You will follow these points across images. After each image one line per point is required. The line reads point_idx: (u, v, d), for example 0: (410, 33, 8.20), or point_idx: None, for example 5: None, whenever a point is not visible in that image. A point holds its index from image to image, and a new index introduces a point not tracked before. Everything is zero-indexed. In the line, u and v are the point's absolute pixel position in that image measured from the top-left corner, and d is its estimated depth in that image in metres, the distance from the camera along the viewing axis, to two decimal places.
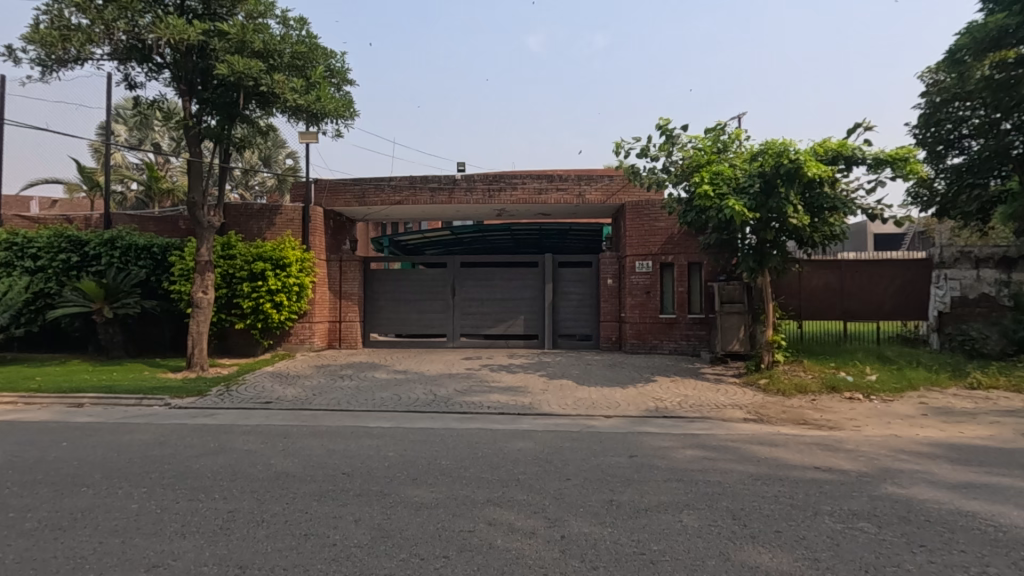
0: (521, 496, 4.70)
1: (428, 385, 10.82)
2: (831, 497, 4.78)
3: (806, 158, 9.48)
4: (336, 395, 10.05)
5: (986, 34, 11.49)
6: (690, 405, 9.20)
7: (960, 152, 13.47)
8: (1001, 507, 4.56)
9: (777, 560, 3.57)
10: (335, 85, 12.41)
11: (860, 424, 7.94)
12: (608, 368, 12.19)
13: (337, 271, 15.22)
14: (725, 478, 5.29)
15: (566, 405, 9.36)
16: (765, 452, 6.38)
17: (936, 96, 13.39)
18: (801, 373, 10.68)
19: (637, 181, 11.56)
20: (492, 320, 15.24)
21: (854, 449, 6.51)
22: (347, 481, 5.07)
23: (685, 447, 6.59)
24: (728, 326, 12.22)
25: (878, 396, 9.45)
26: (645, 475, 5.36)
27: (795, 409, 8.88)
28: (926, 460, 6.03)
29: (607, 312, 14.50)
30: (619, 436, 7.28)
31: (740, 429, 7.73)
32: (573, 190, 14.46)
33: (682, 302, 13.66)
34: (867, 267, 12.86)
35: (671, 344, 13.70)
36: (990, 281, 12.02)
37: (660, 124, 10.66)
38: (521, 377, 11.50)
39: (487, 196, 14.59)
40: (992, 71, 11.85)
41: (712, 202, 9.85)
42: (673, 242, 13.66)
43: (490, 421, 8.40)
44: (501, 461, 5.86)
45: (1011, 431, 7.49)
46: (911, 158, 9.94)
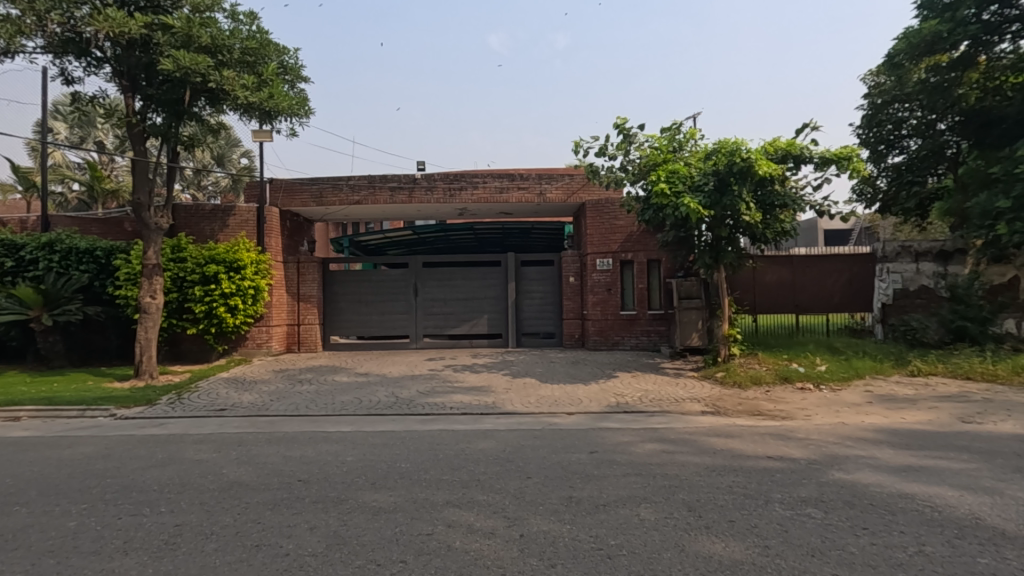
0: (481, 496, 4.67)
1: (391, 388, 10.68)
2: (782, 484, 4.96)
3: (756, 157, 9.81)
4: (294, 400, 9.80)
5: (922, 40, 12.05)
6: (650, 400, 9.36)
7: (900, 152, 14.18)
8: (938, 489, 4.80)
9: (730, 549, 3.66)
10: (289, 83, 12.05)
11: (810, 413, 8.26)
12: (571, 365, 12.29)
13: (295, 272, 14.85)
14: (682, 471, 5.41)
15: (529, 403, 9.38)
16: (721, 444, 6.55)
17: (878, 99, 13.90)
18: (756, 365, 11.03)
19: (596, 180, 11.69)
20: (455, 321, 15.18)
21: (804, 438, 6.76)
22: (303, 488, 4.93)
23: (644, 442, 6.71)
24: (687, 321, 12.48)
25: (827, 385, 9.86)
26: (605, 471, 5.42)
27: (750, 400, 9.14)
28: (871, 446, 6.31)
29: (570, 310, 14.62)
30: (580, 433, 7.35)
31: (698, 423, 7.93)
32: (534, 188, 14.49)
33: (642, 299, 13.89)
34: (817, 262, 13.36)
35: (632, 340, 13.92)
36: (929, 274, 12.73)
37: (618, 123, 10.80)
38: (485, 376, 11.48)
39: (448, 194, 14.47)
40: (928, 75, 12.70)
41: (669, 201, 10.07)
42: (632, 240, 13.89)
43: (452, 422, 8.35)
44: (461, 462, 5.81)
45: (948, 415, 7.93)
46: (855, 157, 10.36)
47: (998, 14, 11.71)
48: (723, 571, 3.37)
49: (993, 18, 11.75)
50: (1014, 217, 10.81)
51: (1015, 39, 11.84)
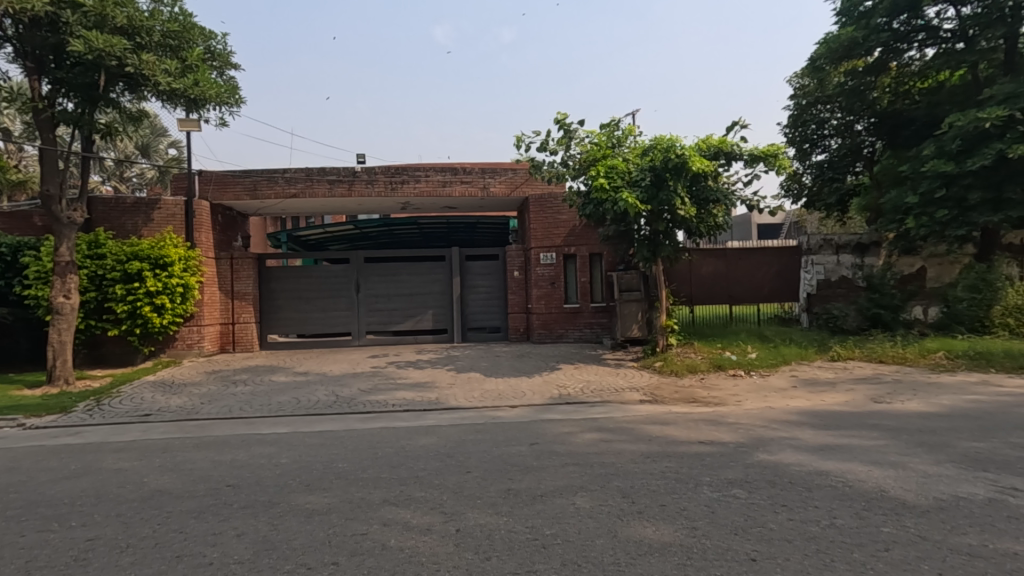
0: (419, 493, 4.63)
1: (331, 386, 10.39)
2: (711, 467, 5.19)
3: (690, 153, 10.15)
4: (228, 402, 9.38)
5: (841, 44, 12.75)
6: (592, 390, 9.57)
7: (823, 150, 14.97)
8: (851, 465, 5.15)
9: (660, 532, 3.79)
10: (217, 69, 11.45)
11: (741, 399, 8.68)
12: (516, 359, 12.37)
13: (228, 269, 14.17)
14: (619, 458, 5.57)
15: (474, 398, 9.37)
16: (657, 431, 6.77)
17: (803, 99, 14.79)
18: (692, 354, 11.48)
19: (537, 175, 11.76)
20: (399, 317, 14.94)
21: (734, 423, 7.09)
22: (233, 494, 4.72)
23: (583, 432, 6.85)
24: (627, 313, 12.80)
25: (757, 371, 10.39)
26: (544, 462, 5.49)
27: (686, 388, 9.51)
28: (794, 428, 6.70)
29: (515, 304, 14.68)
30: (523, 426, 7.41)
31: (637, 411, 8.17)
32: (477, 183, 14.42)
33: (585, 292, 14.15)
34: (748, 255, 13.95)
35: (575, 333, 14.16)
36: (848, 265, 13.48)
37: (559, 118, 10.91)
38: (429, 372, 11.37)
39: (389, 188, 14.19)
40: (846, 79, 13.63)
41: (608, 195, 10.30)
42: (575, 234, 14.08)
43: (394, 419, 8.23)
44: (401, 460, 5.74)
45: (863, 396, 8.53)
46: (781, 154, 10.90)
47: (907, 23, 12.35)
48: (652, 554, 3.49)
49: (903, 27, 12.40)
50: (921, 211, 11.74)
51: (922, 47, 12.50)
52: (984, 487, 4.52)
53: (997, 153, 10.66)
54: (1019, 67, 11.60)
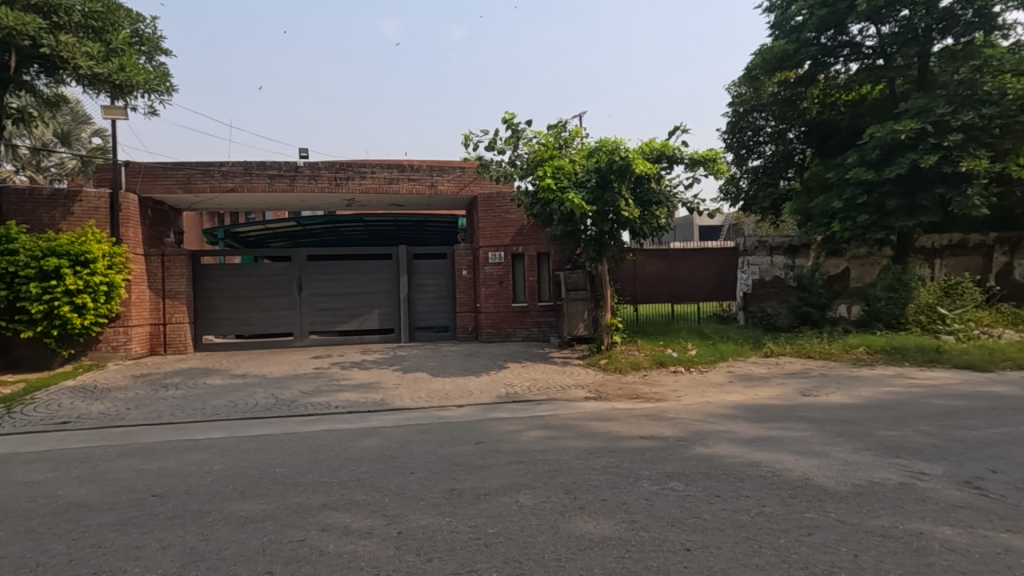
0: (360, 496, 4.53)
1: (271, 389, 10.00)
2: (650, 461, 5.34)
3: (633, 156, 10.39)
4: (157, 407, 8.86)
5: (774, 56, 13.51)
6: (538, 388, 9.66)
7: (758, 156, 15.91)
8: (780, 456, 5.43)
9: (601, 527, 3.86)
10: (146, 55, 10.78)
11: (681, 394, 8.99)
12: (464, 358, 12.32)
13: (158, 266, 13.40)
14: (563, 455, 5.64)
15: (420, 398, 9.25)
16: (600, 427, 6.91)
17: (740, 107, 15.74)
18: (635, 351, 11.79)
19: (485, 174, 11.75)
20: (344, 317, 14.57)
21: (674, 417, 7.34)
22: (159, 504, 4.46)
23: (529, 429, 6.90)
24: (574, 312, 13.02)
25: (696, 367, 10.79)
26: (489, 461, 5.49)
27: (630, 385, 9.76)
28: (729, 421, 7.01)
29: (463, 303, 14.62)
30: (469, 425, 7.39)
31: (582, 408, 8.30)
32: (425, 180, 14.26)
33: (533, 291, 14.25)
34: (689, 256, 14.45)
35: (523, 332, 14.25)
36: (780, 266, 14.31)
37: (507, 117, 10.94)
38: (374, 373, 11.15)
39: (333, 184, 13.82)
40: (779, 88, 14.37)
41: (555, 195, 10.43)
42: (523, 234, 14.17)
43: (337, 421, 8.02)
44: (343, 462, 5.61)
45: (792, 390, 9.02)
46: (719, 158, 11.35)
47: (834, 38, 13.03)
48: (592, 548, 3.55)
49: (830, 42, 13.08)
50: (846, 216, 12.51)
51: (846, 62, 13.21)
52: (897, 472, 4.87)
53: (911, 162, 11.43)
54: (931, 84, 12.40)
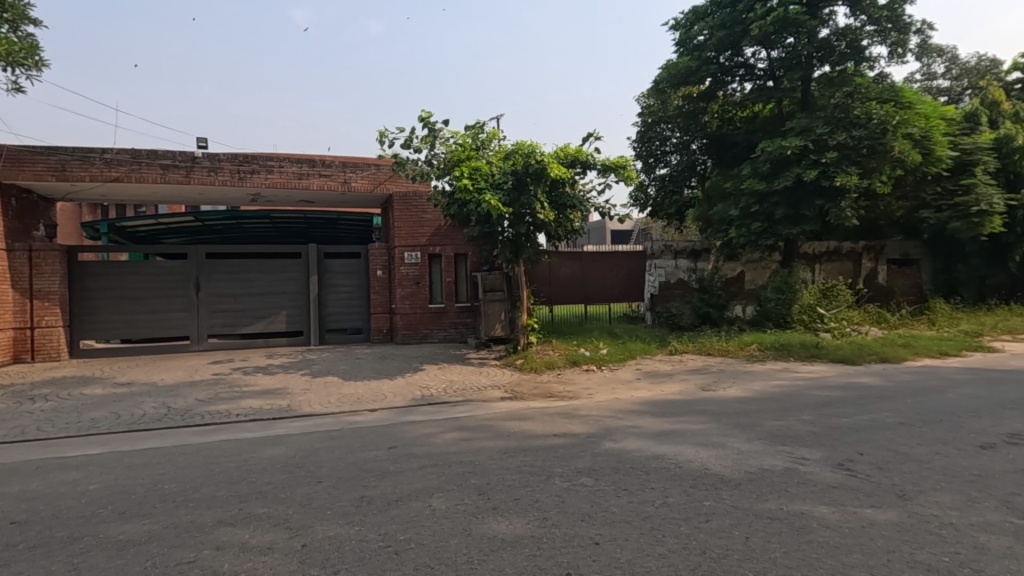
0: (262, 509, 4.26)
1: (162, 397, 9.17)
2: (563, 459, 5.46)
3: (548, 160, 10.62)
4: (20, 422, 7.82)
5: (679, 71, 14.31)
6: (454, 390, 9.58)
7: (664, 165, 16.73)
8: (682, 448, 5.75)
9: (513, 526, 3.89)
10: (8, 23, 9.49)
11: (592, 392, 9.30)
12: (378, 361, 11.97)
13: (25, 263, 11.86)
14: (477, 456, 5.63)
15: (329, 403, 8.86)
16: (515, 427, 6.98)
17: (648, 118, 16.34)
18: (550, 351, 12.04)
19: (401, 172, 11.52)
20: (248, 318, 13.68)
21: (585, 414, 7.56)
22: (17, 533, 3.92)
23: (444, 431, 6.82)
24: (491, 313, 13.05)
25: (607, 365, 11.20)
26: (401, 466, 5.36)
27: (544, 384, 9.94)
28: (636, 416, 7.33)
29: (377, 304, 14.20)
30: (382, 429, 7.18)
31: (497, 408, 8.34)
32: (338, 176, 13.71)
33: (450, 292, 14.13)
34: (601, 259, 14.96)
35: (440, 333, 14.09)
36: (684, 269, 15.31)
37: (423, 116, 10.78)
38: (281, 378, 10.55)
39: (236, 177, 12.93)
40: (683, 102, 15.24)
41: (472, 196, 10.46)
42: (440, 234, 14.03)
43: (238, 430, 7.50)
44: (243, 474, 5.24)
45: (694, 385, 9.61)
46: (629, 166, 11.85)
47: (730, 59, 14.04)
48: (505, 548, 3.57)
49: (727, 62, 14.10)
50: (741, 223, 13.58)
51: (741, 81, 14.30)
52: (783, 458, 5.32)
53: (795, 176, 12.66)
54: (812, 106, 13.74)
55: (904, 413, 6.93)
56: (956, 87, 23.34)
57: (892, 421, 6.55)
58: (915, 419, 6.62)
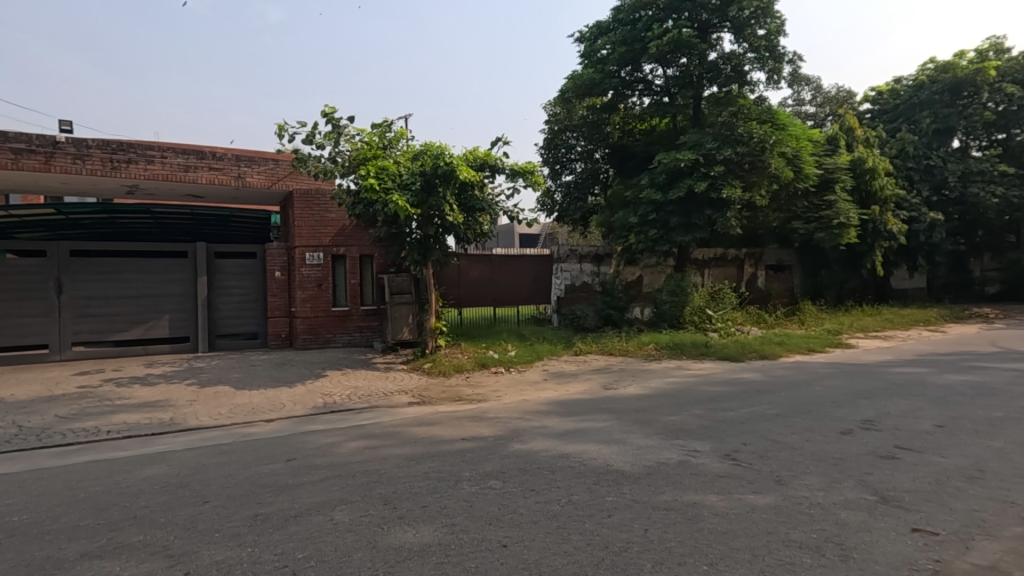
0: (136, 537, 3.83)
1: (12, 415, 7.98)
2: (471, 463, 5.45)
3: (457, 163, 10.57)
4: None
5: (584, 82, 14.88)
6: (359, 396, 9.23)
7: (570, 172, 17.40)
8: (586, 446, 5.96)
9: (420, 535, 3.81)
10: None
11: (500, 394, 9.37)
12: (276, 367, 11.26)
13: None
14: (383, 464, 5.46)
15: (219, 415, 8.18)
16: (423, 432, 6.85)
17: (554, 126, 16.85)
18: (459, 354, 11.98)
19: (302, 169, 10.95)
20: (123, 324, 12.34)
21: (493, 417, 7.60)
22: None
23: (348, 440, 6.55)
24: (398, 316, 12.76)
25: (515, 367, 11.34)
26: (300, 479, 5.07)
27: (453, 387, 9.87)
28: (543, 417, 7.49)
29: (275, 307, 13.36)
30: (279, 441, 6.75)
31: (404, 414, 8.16)
32: (230, 170, 12.74)
33: (355, 295, 13.59)
34: (509, 261, 15.11)
35: (344, 337, 13.51)
36: (589, 273, 15.84)
37: (327, 111, 10.33)
38: (162, 389, 9.59)
39: (108, 166, 11.61)
40: (587, 112, 15.84)
41: (378, 196, 10.16)
42: (344, 234, 13.46)
43: (109, 449, 6.71)
44: (113, 499, 4.68)
45: (597, 385, 10.00)
46: (536, 172, 12.11)
47: (631, 74, 14.77)
48: (412, 558, 3.48)
49: (628, 76, 14.83)
50: (640, 230, 14.39)
51: (641, 96, 15.13)
52: (677, 452, 5.66)
53: (688, 187, 13.62)
54: (702, 123, 14.83)
55: (779, 405, 7.67)
56: (820, 113, 26.32)
57: (770, 413, 7.21)
58: (788, 410, 7.35)
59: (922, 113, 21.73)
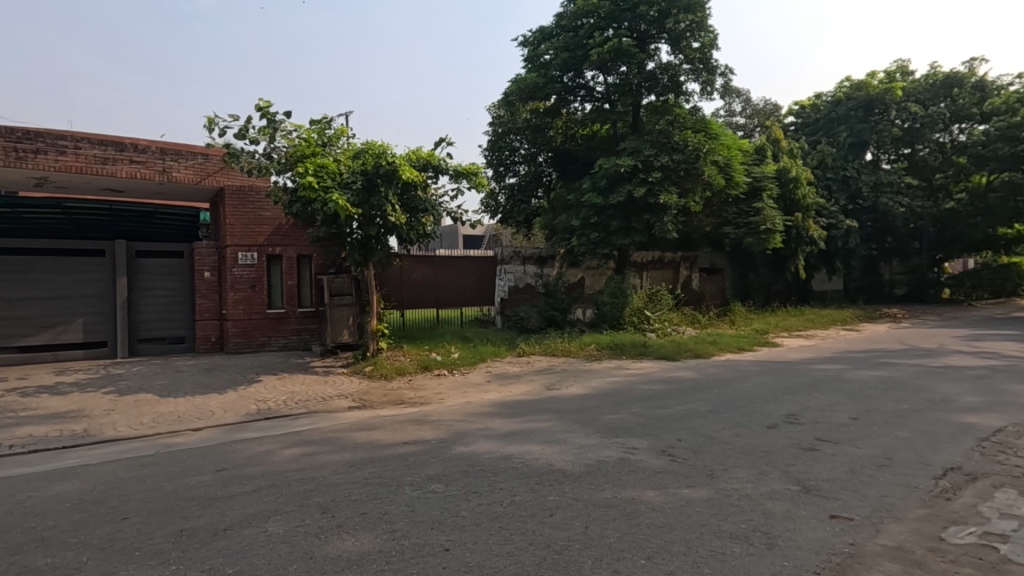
0: (43, 561, 3.52)
1: None
2: (413, 467, 5.37)
3: (400, 162, 10.41)
4: None
5: (527, 86, 15.01)
6: (295, 402, 8.89)
7: (513, 174, 17.67)
8: (529, 446, 6.00)
9: (360, 543, 3.71)
10: None
11: (444, 396, 9.29)
12: (204, 373, 10.67)
13: None
14: (321, 472, 5.28)
15: (140, 425, 7.65)
16: (363, 437, 6.68)
17: (499, 128, 17.18)
18: (401, 357, 11.79)
19: (235, 164, 10.45)
20: (30, 328, 11.41)
21: (436, 420, 7.53)
22: None
23: (283, 448, 6.29)
24: (338, 318, 12.40)
25: (459, 369, 11.28)
26: (231, 490, 4.82)
27: (395, 391, 9.69)
28: (486, 418, 7.49)
29: (205, 309, 12.67)
30: (209, 450, 6.40)
31: (344, 419, 7.93)
32: (154, 164, 11.98)
33: (291, 296, 13.09)
34: (452, 263, 15.01)
35: (280, 340, 12.97)
36: (532, 274, 16.00)
37: (262, 105, 9.91)
38: (75, 398, 8.88)
39: (13, 157, 10.65)
40: (530, 115, 16.00)
41: (317, 195, 9.83)
42: (280, 234, 12.94)
43: (11, 465, 6.13)
44: (16, 520, 4.28)
45: (540, 385, 10.11)
46: (480, 173, 12.11)
47: (573, 80, 15.03)
48: (350, 567, 3.39)
49: (570, 82, 15.05)
50: (582, 233, 14.68)
51: (582, 102, 15.36)
52: (616, 450, 5.81)
53: (627, 192, 14.04)
54: (641, 130, 15.31)
55: (712, 401, 8.02)
56: (750, 124, 27.79)
57: (703, 409, 7.53)
58: (720, 406, 7.70)
59: (839, 128, 23.40)
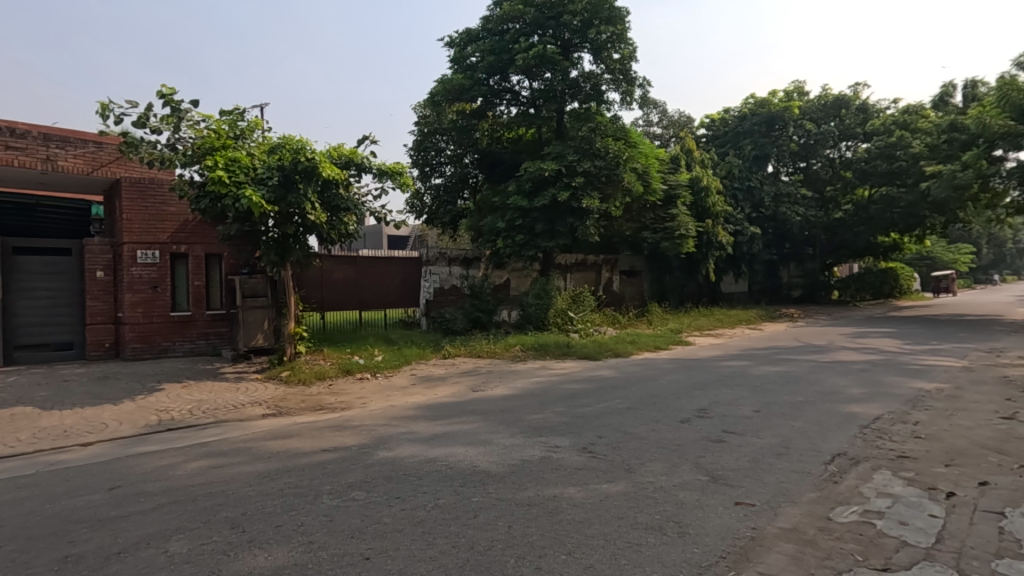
0: None
1: None
2: (332, 475, 5.18)
3: (320, 158, 10.01)
4: None
5: (453, 87, 15.01)
6: (203, 411, 8.30)
7: (439, 175, 17.36)
8: (454, 449, 5.97)
9: (273, 557, 3.53)
10: None
11: (366, 401, 9.03)
12: (97, 382, 9.73)
13: None
14: (231, 485, 4.97)
15: (17, 442, 6.84)
16: (278, 446, 6.36)
17: (424, 128, 16.86)
18: (321, 361, 11.34)
19: (133, 155, 9.62)
20: None
21: (358, 425, 7.30)
22: None
23: (188, 460, 5.86)
24: (252, 321, 11.73)
25: (382, 373, 11.01)
26: (128, 509, 4.43)
27: (314, 396, 9.30)
28: (410, 422, 7.36)
29: (97, 312, 11.55)
30: (101, 467, 5.84)
31: (257, 427, 7.51)
32: (36, 151, 10.87)
33: (199, 298, 12.22)
34: (376, 263, 14.63)
35: (185, 345, 12.07)
36: (457, 276, 15.94)
37: (165, 92, 9.20)
38: None
39: None
40: (456, 117, 15.96)
41: (228, 190, 9.26)
42: (186, 231, 12.06)
43: None
44: None
45: (465, 387, 10.09)
46: (405, 173, 11.90)
47: (498, 83, 15.15)
48: None
49: (496, 85, 15.18)
50: (508, 235, 14.79)
51: (508, 105, 15.58)
52: (540, 449, 5.91)
53: (552, 196, 14.33)
54: (565, 135, 15.69)
55: (630, 399, 8.36)
56: (666, 135, 29.29)
57: (622, 407, 7.83)
58: (638, 403, 8.03)
59: (744, 141, 25.20)
